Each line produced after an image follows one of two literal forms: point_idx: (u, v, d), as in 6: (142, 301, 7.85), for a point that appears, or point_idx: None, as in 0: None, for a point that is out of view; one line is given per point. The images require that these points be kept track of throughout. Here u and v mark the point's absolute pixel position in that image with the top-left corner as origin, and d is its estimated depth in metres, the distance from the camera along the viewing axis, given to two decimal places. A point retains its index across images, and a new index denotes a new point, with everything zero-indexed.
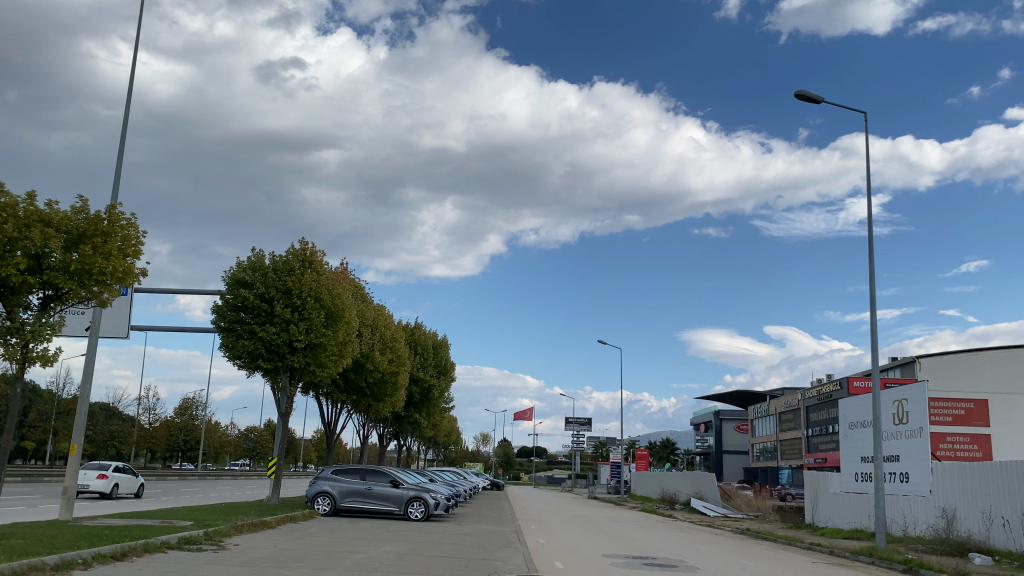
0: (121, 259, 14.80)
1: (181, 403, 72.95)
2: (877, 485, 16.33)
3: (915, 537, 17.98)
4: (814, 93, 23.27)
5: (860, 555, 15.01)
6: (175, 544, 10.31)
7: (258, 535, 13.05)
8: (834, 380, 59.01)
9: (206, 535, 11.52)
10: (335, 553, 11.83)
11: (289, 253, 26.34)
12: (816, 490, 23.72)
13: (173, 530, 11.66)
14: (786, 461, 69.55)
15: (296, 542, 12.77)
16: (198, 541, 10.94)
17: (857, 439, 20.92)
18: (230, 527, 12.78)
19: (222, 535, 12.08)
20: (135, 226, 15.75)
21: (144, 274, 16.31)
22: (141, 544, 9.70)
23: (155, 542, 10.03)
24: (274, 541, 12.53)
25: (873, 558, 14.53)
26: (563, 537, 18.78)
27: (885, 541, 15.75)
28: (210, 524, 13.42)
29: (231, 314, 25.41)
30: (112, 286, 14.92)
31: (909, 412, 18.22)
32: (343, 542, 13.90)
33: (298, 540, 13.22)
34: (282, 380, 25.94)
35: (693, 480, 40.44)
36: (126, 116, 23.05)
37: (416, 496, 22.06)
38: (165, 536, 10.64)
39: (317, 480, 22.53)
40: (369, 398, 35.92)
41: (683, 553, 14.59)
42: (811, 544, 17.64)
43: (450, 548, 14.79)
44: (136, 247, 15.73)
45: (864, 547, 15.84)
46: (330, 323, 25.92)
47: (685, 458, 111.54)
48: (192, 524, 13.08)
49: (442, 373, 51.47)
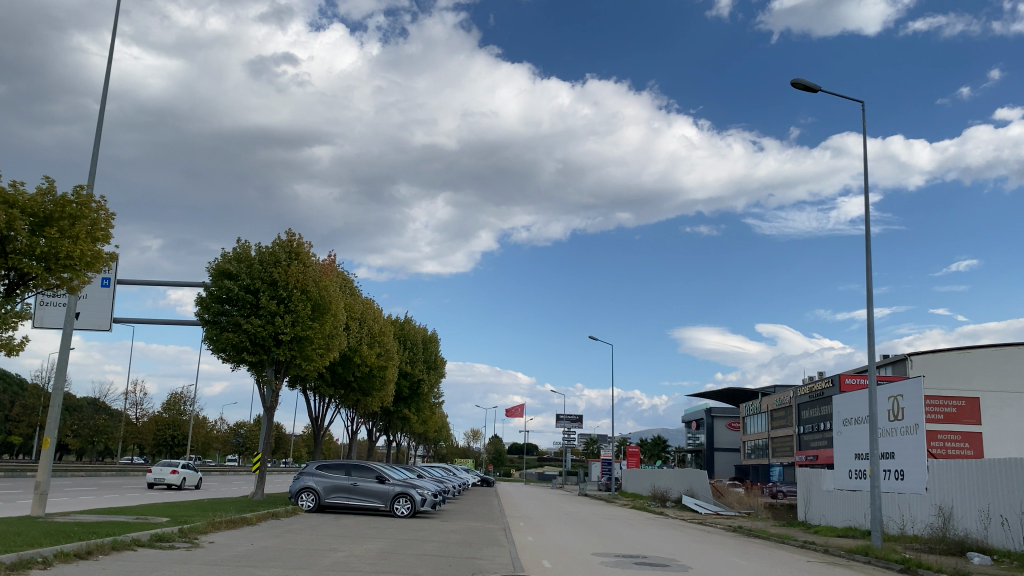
0: (89, 243, 14.34)
1: (169, 398, 72.39)
2: (873, 483, 16.06)
3: (912, 537, 17.73)
4: (811, 82, 22.96)
5: (856, 554, 14.73)
6: (146, 542, 9.93)
7: (236, 533, 12.67)
8: (825, 378, 58.88)
9: (180, 532, 11.14)
10: (313, 551, 11.43)
11: (276, 244, 25.92)
12: (809, 487, 23.47)
13: (146, 527, 11.27)
14: (777, 459, 69.43)
15: (275, 540, 12.39)
16: (172, 539, 10.56)
17: (851, 436, 20.69)
18: (207, 524, 12.40)
19: (197, 532, 11.70)
20: (105, 209, 15.27)
21: (114, 259, 15.90)
22: (108, 542, 9.31)
23: (124, 540, 9.63)
24: (252, 539, 12.16)
25: (869, 557, 14.24)
26: (552, 535, 18.47)
27: (881, 539, 15.50)
28: (187, 520, 13.02)
29: (216, 306, 24.91)
30: (80, 272, 14.52)
31: (905, 409, 17.96)
32: (324, 539, 13.50)
33: (278, 537, 12.82)
34: (268, 374, 25.53)
35: (684, 477, 40.22)
36: (105, 101, 22.48)
37: (403, 492, 21.71)
38: (135, 533, 10.25)
39: (302, 476, 22.15)
40: (357, 392, 35.53)
41: (674, 551, 14.29)
42: (804, 542, 17.37)
43: (435, 546, 14.41)
44: (107, 231, 15.30)
45: (859, 546, 15.57)
46: (317, 316, 25.53)
47: (676, 456, 111.42)
48: (168, 520, 12.69)
49: (432, 368, 51.06)
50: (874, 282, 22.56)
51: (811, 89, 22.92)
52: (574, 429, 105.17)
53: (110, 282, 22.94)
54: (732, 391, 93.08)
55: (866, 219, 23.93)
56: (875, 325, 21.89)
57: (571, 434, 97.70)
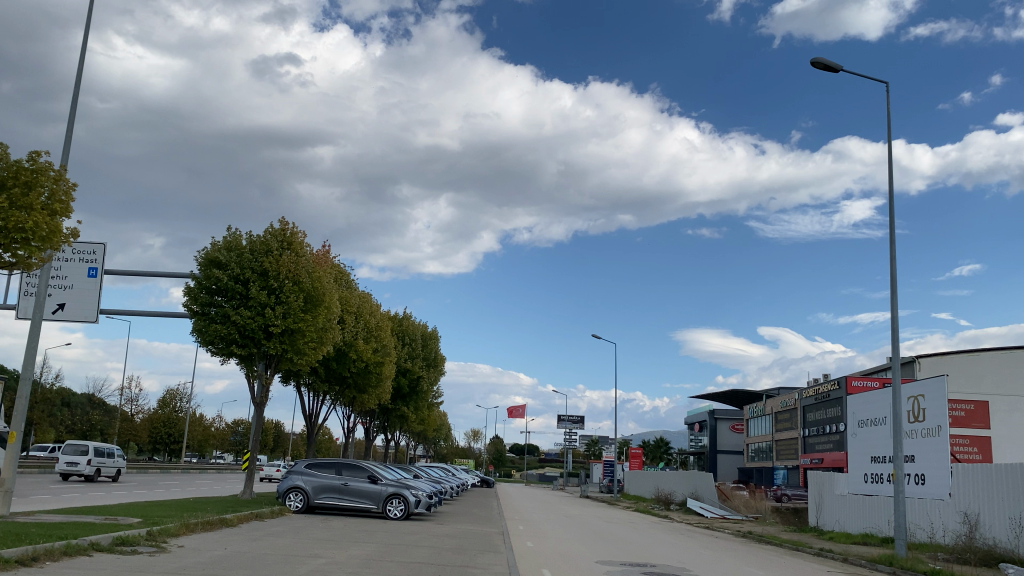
0: (44, 214, 13.56)
1: (164, 395, 71.80)
2: (896, 487, 15.19)
3: (936, 546, 16.88)
4: (832, 61, 21.91)
5: (880, 564, 13.88)
6: (107, 546, 9.18)
7: (211, 536, 11.84)
8: (831, 379, 57.97)
9: (147, 535, 10.37)
10: (289, 557, 10.57)
11: (268, 233, 25.13)
12: (821, 491, 22.70)
13: (110, 529, 10.49)
14: (781, 462, 68.73)
15: (251, 544, 11.56)
16: (135, 542, 9.77)
17: (867, 437, 19.99)
18: (179, 526, 11.63)
19: (167, 535, 10.93)
20: (67, 180, 14.49)
21: (75, 236, 15.10)
22: (61, 545, 8.56)
23: (79, 543, 8.87)
24: (227, 542, 11.35)
25: (894, 568, 13.39)
26: (554, 540, 17.64)
27: (905, 548, 14.63)
28: (159, 521, 12.22)
29: (205, 297, 24.10)
30: (35, 247, 13.71)
31: (925, 410, 17.25)
32: (307, 544, 12.66)
33: (255, 542, 12.02)
34: (258, 368, 24.78)
35: (689, 480, 39.43)
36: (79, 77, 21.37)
37: (396, 493, 20.97)
38: (95, 537, 9.47)
39: (290, 475, 21.41)
40: (353, 388, 34.77)
41: (683, 560, 13.47)
42: (821, 550, 16.52)
43: (426, 551, 13.56)
44: (69, 204, 14.52)
45: (882, 555, 14.72)
46: (309, 308, 24.83)
47: (678, 458, 110.54)
48: (139, 521, 11.90)
49: (431, 365, 50.28)
50: (898, 275, 21.63)
51: (832, 69, 21.92)
52: (575, 430, 104.37)
53: (96, 272, 22.23)
54: (735, 392, 92.26)
55: (888, 209, 22.94)
56: (899, 321, 20.97)
57: (572, 435, 96.68)
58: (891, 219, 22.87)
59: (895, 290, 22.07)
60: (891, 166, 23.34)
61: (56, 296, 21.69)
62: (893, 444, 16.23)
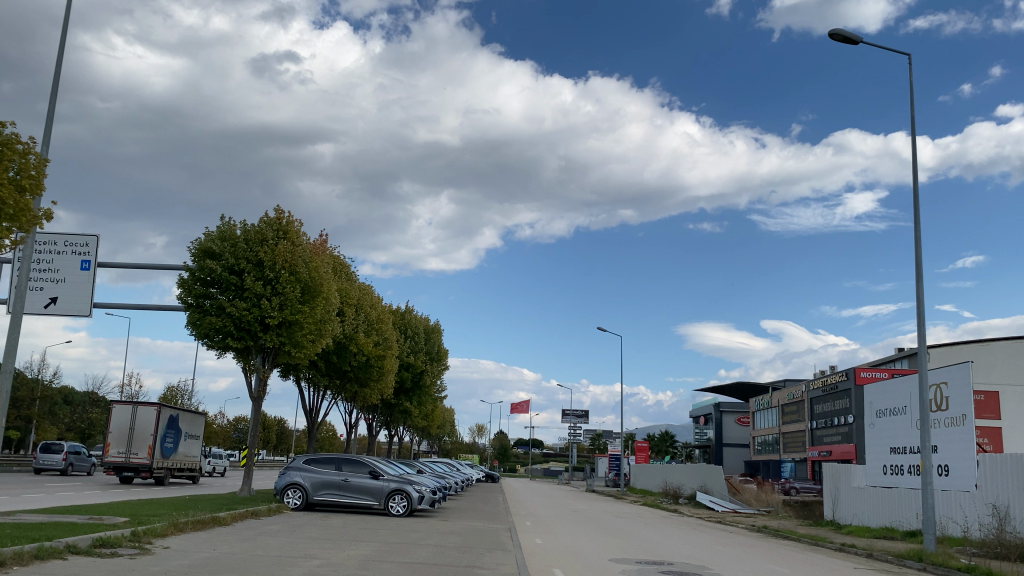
0: (11, 191, 12.98)
1: (164, 392, 71.63)
2: (924, 479, 14.60)
3: (964, 541, 16.25)
4: (851, 33, 21.17)
5: (909, 559, 13.30)
6: (87, 549, 8.63)
7: (200, 536, 11.31)
8: (839, 371, 57.33)
9: (130, 535, 9.82)
10: (282, 559, 9.99)
11: (264, 222, 24.60)
12: (837, 483, 22.15)
13: (91, 530, 9.92)
14: (788, 454, 68.25)
15: (244, 545, 10.96)
16: (117, 544, 9.21)
17: (887, 427, 19.51)
18: (168, 526, 11.11)
19: (153, 535, 10.38)
20: (37, 155, 13.85)
21: (48, 218, 14.44)
22: (32, 548, 8.01)
23: (54, 546, 8.33)
24: (218, 544, 10.77)
25: (924, 563, 12.78)
26: (563, 538, 17.13)
27: (934, 543, 14.04)
28: (147, 521, 11.69)
29: (199, 288, 23.55)
30: (4, 227, 13.11)
31: (951, 398, 16.76)
32: (302, 544, 12.06)
33: (248, 542, 11.47)
34: (256, 362, 24.27)
35: (698, 473, 38.92)
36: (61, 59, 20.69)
37: (399, 489, 20.45)
38: (74, 538, 8.93)
39: (288, 471, 20.87)
40: (354, 382, 34.24)
41: (701, 557, 12.91)
42: (843, 544, 15.96)
43: (429, 551, 12.95)
44: (40, 180, 13.91)
45: (909, 550, 14.15)
46: (307, 299, 24.29)
47: (684, 451, 110.19)
48: (125, 521, 11.37)
49: (435, 360, 49.78)
50: (923, 258, 20.95)
51: (852, 41, 21.21)
52: (579, 424, 104.04)
53: (90, 265, 21.79)
54: (740, 385, 91.69)
55: (911, 189, 22.24)
56: (923, 307, 20.34)
57: (577, 431, 96.25)
58: (913, 200, 22.16)
59: (919, 276, 21.42)
60: (915, 146, 22.62)
61: (48, 290, 21.13)
62: (919, 433, 15.64)
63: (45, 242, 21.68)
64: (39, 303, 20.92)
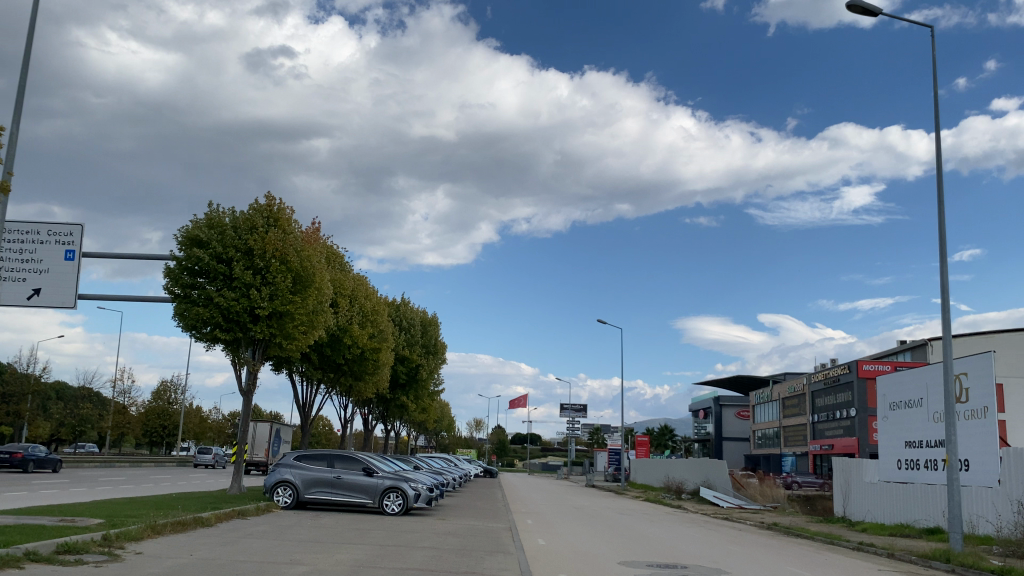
0: None
1: (158, 387, 70.93)
2: (950, 475, 13.99)
3: (989, 539, 15.76)
4: (870, 5, 20.41)
5: (936, 560, 12.67)
6: (49, 557, 8.02)
7: (179, 539, 10.72)
8: (840, 364, 56.77)
9: (100, 540, 9.24)
10: (262, 565, 9.36)
11: (253, 209, 23.92)
12: (848, 479, 21.61)
13: (59, 533, 9.32)
14: (789, 448, 67.80)
15: (224, 550, 10.32)
16: (83, 550, 8.62)
17: (905, 420, 19.14)
18: (145, 528, 10.53)
19: (126, 539, 9.78)
20: None
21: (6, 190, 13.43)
22: None
23: (12, 555, 7.75)
24: (195, 548, 10.14)
25: (953, 565, 12.15)
26: (568, 538, 16.50)
27: (960, 544, 13.44)
28: (123, 522, 11.08)
29: (186, 278, 22.87)
30: None
31: (972, 389, 16.80)
32: (288, 548, 11.42)
33: (228, 545, 10.85)
34: (246, 354, 23.66)
35: (700, 468, 38.36)
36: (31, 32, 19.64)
37: (394, 487, 19.85)
38: (35, 544, 8.37)
39: (278, 468, 20.25)
40: (349, 375, 33.66)
41: (716, 561, 12.26)
42: (863, 543, 15.35)
43: (425, 555, 12.28)
44: None
45: (933, 550, 13.56)
46: (298, 290, 23.67)
47: (683, 446, 109.86)
48: (100, 523, 10.78)
49: (432, 353, 49.16)
50: (948, 247, 20.33)
51: (871, 13, 20.41)
52: (578, 419, 103.65)
53: (74, 255, 20.97)
54: (741, 378, 91.28)
55: (935, 172, 21.58)
56: (947, 298, 19.78)
57: (575, 425, 95.94)
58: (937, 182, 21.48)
59: (941, 264, 20.86)
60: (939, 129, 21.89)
61: (30, 281, 20.49)
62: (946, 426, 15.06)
63: (29, 230, 20.86)
64: (20, 294, 20.32)
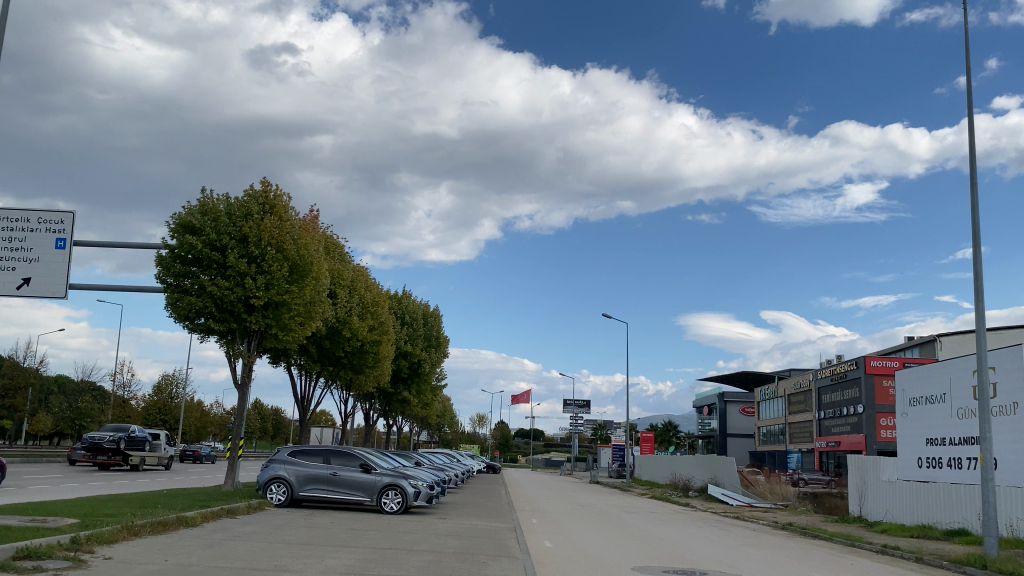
0: None
1: (158, 381, 70.68)
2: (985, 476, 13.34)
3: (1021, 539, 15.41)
4: None
5: (970, 565, 11.99)
6: (5, 564, 7.49)
7: (154, 542, 10.19)
8: (848, 360, 56.10)
9: (67, 544, 8.76)
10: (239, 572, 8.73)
11: (248, 195, 23.30)
12: (864, 477, 20.97)
13: (25, 535, 8.85)
14: (795, 445, 67.06)
15: (202, 554, 9.75)
16: (45, 556, 8.13)
17: (928, 416, 18.90)
18: (119, 530, 10.03)
19: (95, 542, 9.27)
20: None
21: None
22: None
23: None
24: (171, 552, 9.58)
25: (989, 571, 11.50)
26: (576, 540, 15.85)
27: (994, 549, 12.76)
28: (99, 523, 10.56)
29: (179, 266, 22.27)
30: None
31: (1003, 384, 17.21)
32: (273, 551, 10.80)
33: (207, 548, 10.27)
34: (241, 347, 23.10)
35: (708, 464, 37.70)
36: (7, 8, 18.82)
37: (392, 484, 19.25)
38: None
39: (272, 464, 19.65)
40: (348, 369, 33.03)
41: (736, 565, 11.67)
42: (887, 546, 14.67)
43: (423, 560, 11.64)
44: None
45: (965, 554, 12.87)
46: (295, 279, 23.09)
47: (686, 442, 109.28)
48: (73, 524, 10.28)
49: (434, 346, 48.71)
50: (981, 239, 19.68)
51: None
52: (581, 415, 103.04)
53: (66, 244, 20.48)
54: (746, 374, 90.50)
55: (969, 161, 20.93)
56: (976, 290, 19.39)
57: (578, 421, 95.45)
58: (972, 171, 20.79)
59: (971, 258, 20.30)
60: (970, 116, 21.19)
61: (20, 270, 19.93)
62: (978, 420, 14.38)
63: (19, 217, 20.29)
64: (9, 284, 19.76)
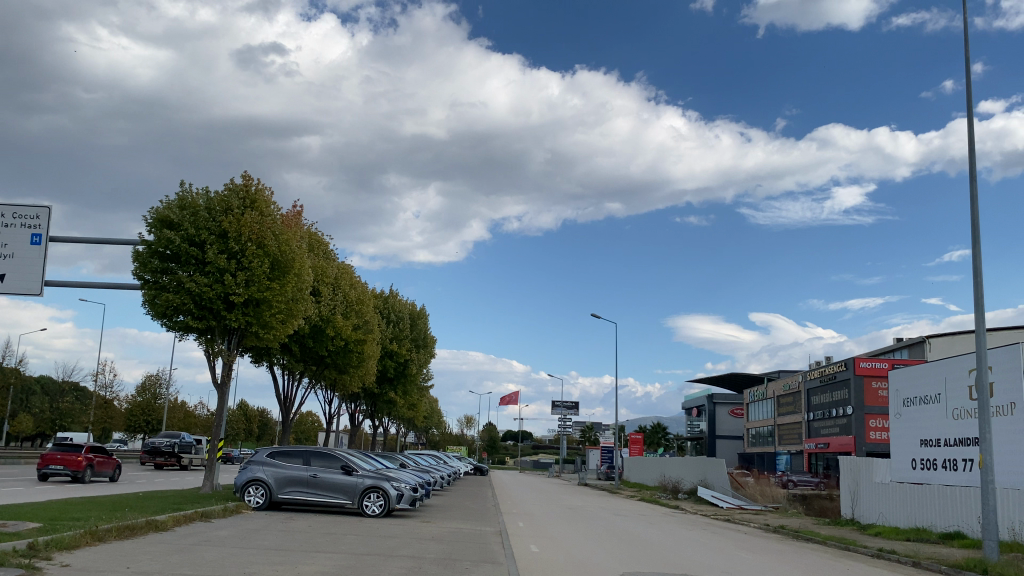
0: None
1: (142, 381, 69.87)
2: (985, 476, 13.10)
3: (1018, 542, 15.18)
4: None
5: (969, 570, 11.70)
6: None
7: (118, 547, 9.76)
8: (837, 362, 56.03)
9: (22, 551, 8.30)
10: None
11: (229, 190, 22.85)
12: (857, 479, 20.73)
13: None
14: (784, 446, 67.00)
15: (169, 560, 9.32)
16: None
17: (922, 417, 18.67)
18: (81, 536, 9.58)
19: (54, 548, 8.83)
20: None
21: None
22: None
23: None
24: (134, 558, 9.15)
25: None
26: (563, 544, 15.48)
27: (993, 552, 12.48)
28: (62, 527, 10.11)
29: (157, 262, 21.74)
30: None
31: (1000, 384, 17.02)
32: (245, 558, 10.37)
33: (175, 554, 9.83)
34: (220, 345, 22.62)
35: (696, 466, 37.48)
36: None
37: (374, 486, 18.87)
38: None
39: (250, 466, 19.20)
40: (332, 369, 32.60)
41: (727, 569, 11.33)
42: (883, 550, 14.36)
43: (402, 565, 11.26)
44: None
45: (964, 558, 12.59)
46: (276, 276, 22.69)
47: (675, 443, 109.12)
48: (34, 528, 9.81)
49: (421, 346, 48.39)
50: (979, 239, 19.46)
51: None
52: (570, 417, 102.73)
53: (41, 239, 19.90)
54: (735, 375, 90.40)
55: (967, 160, 20.78)
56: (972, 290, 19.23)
57: (567, 421, 95.11)
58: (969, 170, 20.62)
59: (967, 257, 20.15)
60: (969, 115, 21.00)
61: None
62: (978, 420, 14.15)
63: None
64: None
